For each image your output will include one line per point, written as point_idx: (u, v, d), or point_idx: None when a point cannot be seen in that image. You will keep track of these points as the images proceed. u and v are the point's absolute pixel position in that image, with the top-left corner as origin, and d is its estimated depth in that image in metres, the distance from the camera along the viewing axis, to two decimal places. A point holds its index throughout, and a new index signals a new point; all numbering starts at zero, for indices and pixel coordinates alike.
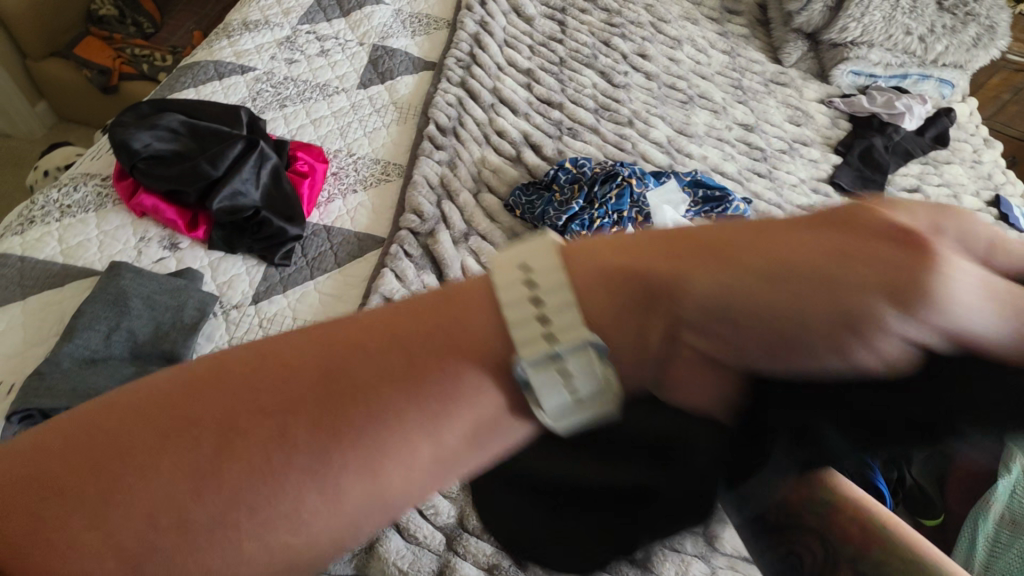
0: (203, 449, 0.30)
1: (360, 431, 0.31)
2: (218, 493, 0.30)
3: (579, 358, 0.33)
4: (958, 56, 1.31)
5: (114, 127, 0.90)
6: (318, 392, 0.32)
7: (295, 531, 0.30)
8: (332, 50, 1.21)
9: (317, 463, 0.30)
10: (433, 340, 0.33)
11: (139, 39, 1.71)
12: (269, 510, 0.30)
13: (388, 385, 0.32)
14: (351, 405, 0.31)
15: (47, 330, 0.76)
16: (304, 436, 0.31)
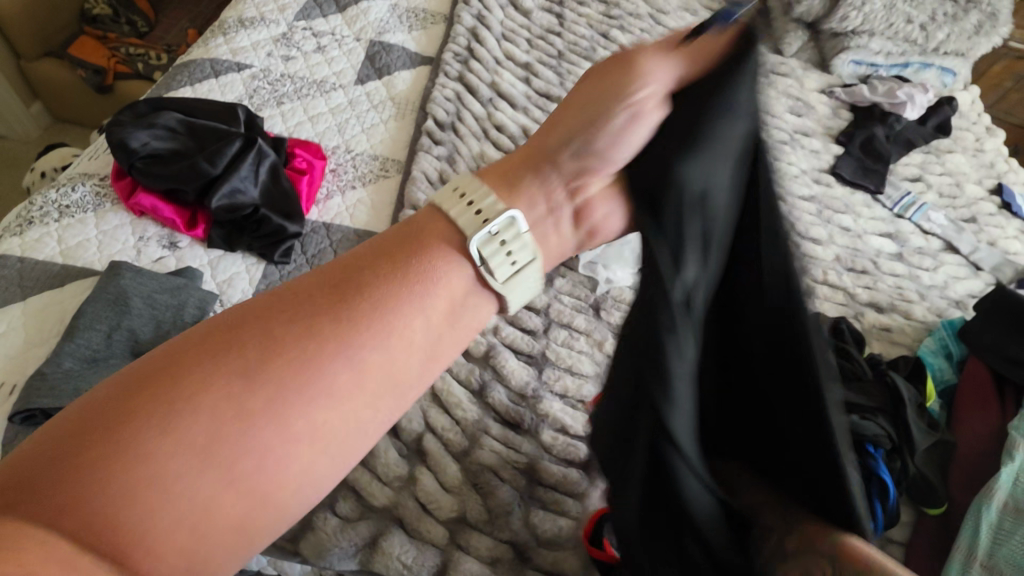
0: (231, 376, 0.43)
1: (361, 326, 0.47)
2: (261, 393, 0.43)
3: (522, 249, 0.55)
4: (959, 44, 1.30)
5: (111, 126, 0.89)
6: (301, 318, 0.46)
7: (331, 402, 0.45)
8: (328, 46, 1.21)
9: (334, 352, 0.46)
10: (395, 274, 0.50)
11: (133, 38, 1.70)
12: (308, 393, 0.44)
13: (368, 296, 0.48)
14: (337, 322, 0.47)
15: (48, 331, 0.75)
16: (318, 339, 0.46)
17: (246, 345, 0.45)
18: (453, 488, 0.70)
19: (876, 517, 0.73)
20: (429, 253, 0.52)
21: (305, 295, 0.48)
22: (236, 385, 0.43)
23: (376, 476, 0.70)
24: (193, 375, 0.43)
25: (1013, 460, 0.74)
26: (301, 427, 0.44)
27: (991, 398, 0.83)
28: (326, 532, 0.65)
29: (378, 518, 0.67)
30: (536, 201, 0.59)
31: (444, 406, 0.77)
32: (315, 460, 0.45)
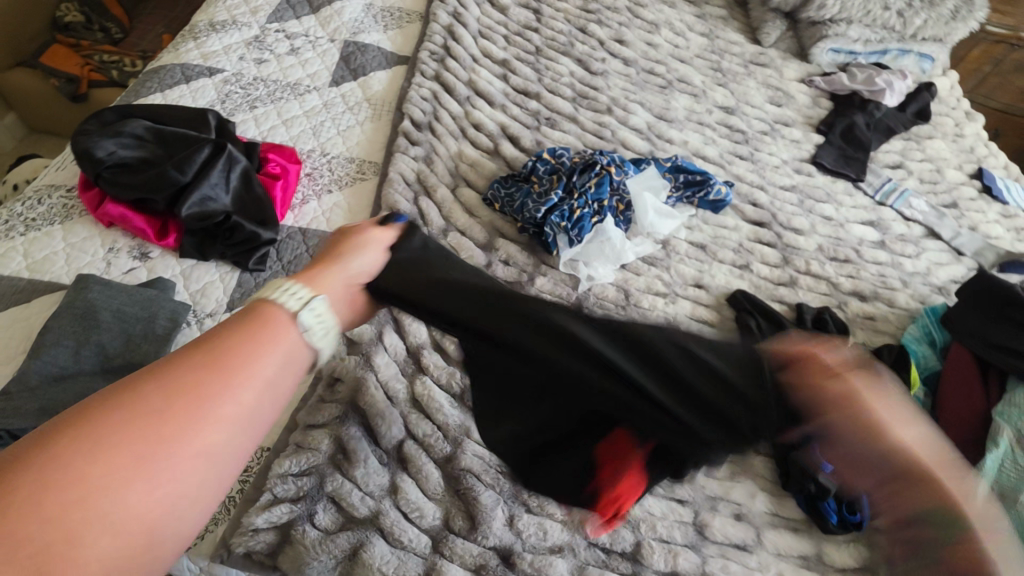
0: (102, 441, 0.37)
1: (226, 376, 0.43)
2: (124, 454, 0.37)
3: (320, 323, 0.50)
4: (937, 29, 1.29)
5: (76, 135, 0.87)
6: (167, 376, 0.41)
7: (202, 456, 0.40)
8: (302, 48, 1.19)
9: (204, 402, 0.41)
10: (247, 326, 0.47)
11: (107, 45, 1.68)
12: (177, 448, 0.39)
13: (230, 350, 0.45)
14: (204, 370, 0.43)
15: (15, 348, 0.73)
16: (184, 393, 0.41)
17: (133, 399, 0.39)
18: (435, 495, 0.69)
19: (862, 507, 0.73)
20: (268, 317, 0.48)
21: (177, 354, 0.44)
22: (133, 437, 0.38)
23: (356, 485, 0.68)
24: (83, 429, 0.37)
25: (998, 447, 0.74)
26: (194, 467, 0.39)
27: (975, 384, 0.83)
28: (305, 545, 0.64)
29: (358, 529, 0.66)
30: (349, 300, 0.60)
31: (425, 411, 0.75)
32: (186, 517, 0.39)
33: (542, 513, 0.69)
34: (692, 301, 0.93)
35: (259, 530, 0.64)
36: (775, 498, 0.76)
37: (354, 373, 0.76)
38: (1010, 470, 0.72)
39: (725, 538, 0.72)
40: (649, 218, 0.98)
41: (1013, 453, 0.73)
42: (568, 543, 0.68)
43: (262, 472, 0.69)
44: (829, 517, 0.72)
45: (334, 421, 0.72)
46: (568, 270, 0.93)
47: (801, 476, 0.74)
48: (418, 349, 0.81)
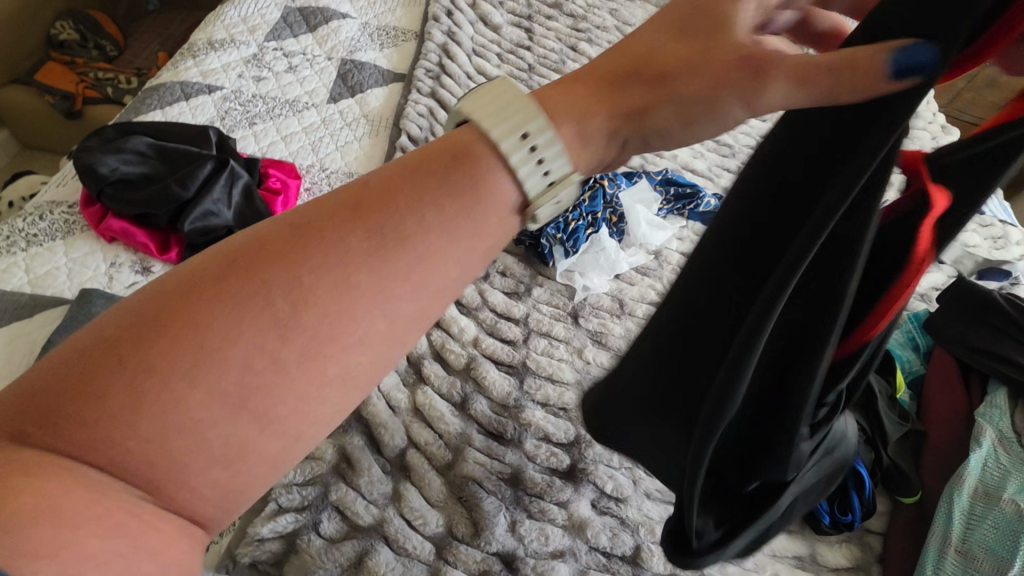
0: (269, 301, 0.37)
1: (403, 262, 0.39)
2: (291, 332, 0.37)
3: (557, 161, 0.42)
4: None
5: (78, 152, 0.89)
6: (350, 241, 0.39)
7: (361, 352, 0.40)
8: (300, 66, 1.21)
9: (370, 293, 0.39)
10: (440, 192, 0.40)
11: (103, 63, 1.70)
12: (342, 329, 0.39)
13: (416, 221, 0.40)
14: (385, 247, 0.39)
15: (20, 362, 0.74)
16: (357, 271, 0.39)
17: (293, 274, 0.38)
18: (438, 502, 0.70)
19: (852, 508, 0.75)
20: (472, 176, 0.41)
21: (380, 205, 0.40)
22: (273, 328, 0.37)
23: (360, 494, 0.69)
24: (262, 273, 0.38)
25: (980, 447, 0.77)
26: (337, 376, 0.39)
27: (957, 387, 0.87)
28: (310, 554, 0.65)
29: (362, 537, 0.67)
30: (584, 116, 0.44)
31: (427, 420, 0.77)
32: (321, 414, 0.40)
33: (543, 518, 0.71)
34: None
35: (265, 540, 0.65)
36: None
37: None
38: (993, 468, 0.74)
39: None
40: (642, 228, 0.99)
41: (995, 452, 0.76)
42: (569, 548, 0.69)
43: (267, 482, 0.69)
44: (821, 517, 0.74)
45: (338, 431, 0.73)
46: (564, 279, 0.95)
47: None
48: (419, 359, 0.82)
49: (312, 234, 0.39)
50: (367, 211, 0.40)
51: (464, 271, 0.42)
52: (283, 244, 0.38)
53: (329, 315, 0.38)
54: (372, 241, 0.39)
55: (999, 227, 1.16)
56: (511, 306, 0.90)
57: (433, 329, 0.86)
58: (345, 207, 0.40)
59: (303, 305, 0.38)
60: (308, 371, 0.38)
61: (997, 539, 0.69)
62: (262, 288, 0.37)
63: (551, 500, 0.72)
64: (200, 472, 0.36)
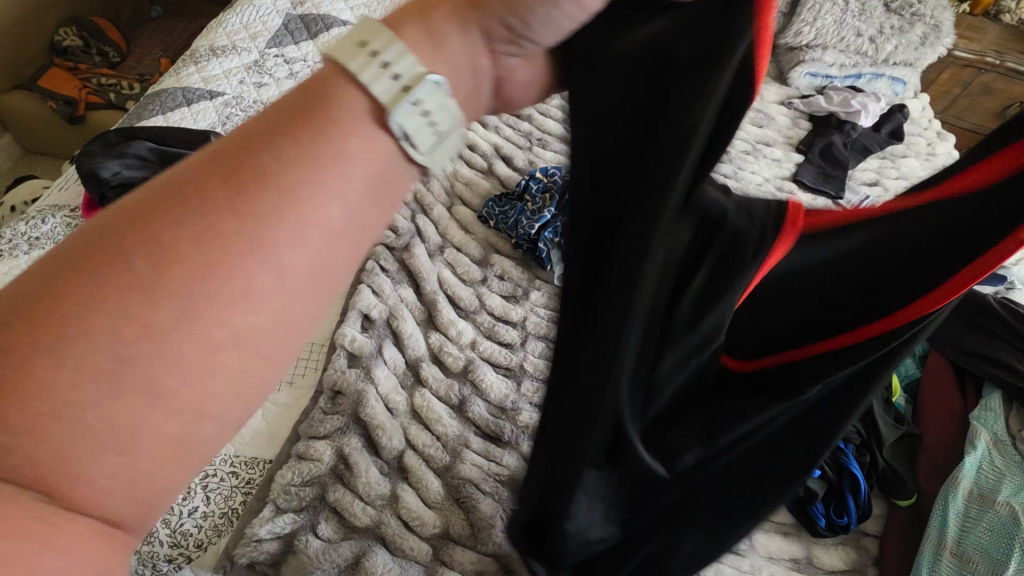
0: (128, 265, 0.25)
1: (265, 206, 0.26)
2: (155, 300, 0.25)
3: (445, 113, 0.30)
4: (907, 55, 1.36)
5: (81, 156, 0.89)
6: (201, 192, 0.26)
7: (247, 311, 0.26)
8: (301, 72, 1.22)
9: (226, 253, 0.26)
10: (300, 120, 0.28)
11: (105, 69, 1.71)
12: (218, 297, 0.25)
13: (277, 153, 0.27)
14: (249, 191, 0.26)
15: None
16: (221, 217, 0.26)
17: (136, 244, 0.25)
18: (435, 504, 0.71)
19: (848, 510, 0.75)
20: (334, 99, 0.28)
21: (224, 150, 0.28)
22: (132, 297, 0.25)
23: (357, 496, 0.69)
24: (76, 261, 0.25)
25: (975, 449, 0.77)
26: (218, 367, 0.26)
27: (952, 390, 0.87)
28: (308, 555, 0.65)
29: (360, 538, 0.67)
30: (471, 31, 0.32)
31: (424, 423, 0.77)
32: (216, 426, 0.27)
33: None
34: None
35: (262, 541, 0.65)
36: None
37: (353, 386, 0.77)
38: (987, 471, 0.75)
39: None
40: None
41: (989, 455, 0.77)
42: None
43: (265, 484, 0.70)
44: (817, 520, 0.75)
45: (336, 433, 0.73)
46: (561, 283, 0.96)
47: None
48: (417, 362, 0.83)
49: (156, 199, 0.26)
50: (214, 158, 0.27)
51: (360, 223, 0.29)
52: (147, 204, 0.26)
53: (208, 267, 0.26)
54: (233, 182, 0.27)
55: None
56: (509, 310, 0.91)
57: (431, 332, 0.86)
58: (204, 168, 0.27)
59: (169, 268, 0.25)
60: (197, 330, 0.25)
61: (991, 541, 0.69)
62: (114, 251, 0.25)
63: None
64: (108, 491, 0.25)
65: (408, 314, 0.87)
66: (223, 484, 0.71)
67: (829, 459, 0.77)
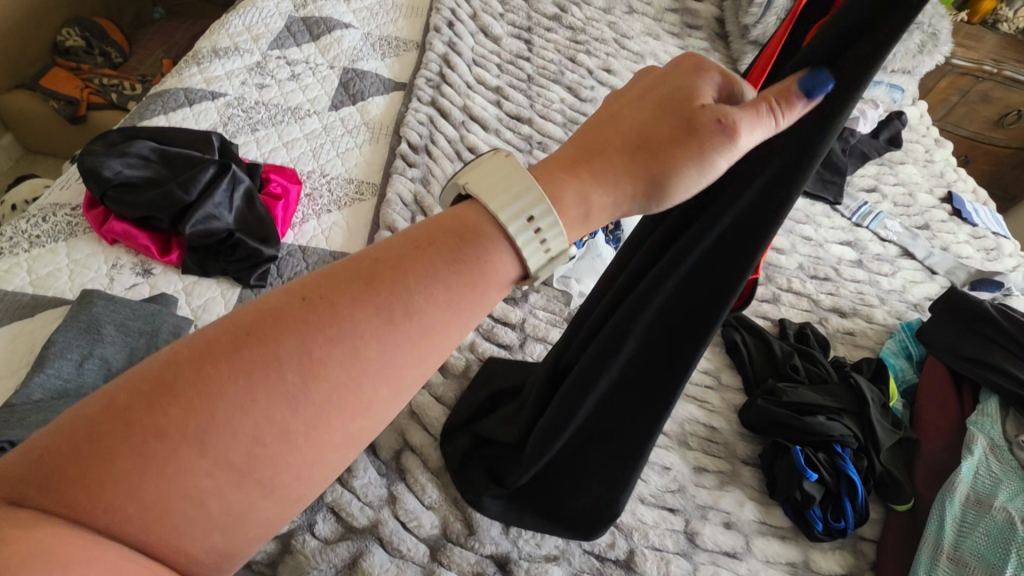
0: (279, 371, 0.31)
1: (404, 336, 0.34)
2: (297, 406, 0.32)
3: (557, 240, 0.38)
4: (905, 62, 1.37)
5: (83, 155, 0.90)
6: (355, 306, 0.33)
7: (361, 417, 0.34)
8: (303, 74, 1.23)
9: (370, 365, 0.34)
10: (445, 264, 0.36)
11: (107, 69, 1.72)
12: (343, 401, 0.33)
13: (422, 289, 0.35)
14: (394, 315, 0.34)
15: (19, 361, 0.74)
16: (363, 341, 0.33)
17: (312, 346, 0.32)
18: (433, 505, 0.71)
19: (846, 514, 0.75)
20: (482, 243, 0.37)
21: (382, 265, 0.35)
22: (293, 397, 0.32)
23: (355, 496, 0.69)
24: (245, 348, 0.31)
25: (972, 454, 0.77)
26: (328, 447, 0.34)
27: (949, 395, 0.87)
28: (305, 555, 0.65)
29: (357, 538, 0.67)
30: (621, 182, 0.40)
31: (424, 424, 0.77)
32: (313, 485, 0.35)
33: None
34: None
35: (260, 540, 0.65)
36: (763, 507, 0.79)
37: None
38: (984, 475, 0.75)
39: (716, 546, 0.74)
40: None
41: (986, 459, 0.77)
42: (563, 552, 0.69)
43: None
44: (814, 524, 0.75)
45: None
46: (560, 286, 0.96)
47: (787, 484, 0.76)
48: None
49: (312, 300, 0.33)
50: (364, 277, 0.34)
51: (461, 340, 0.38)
52: (281, 313, 0.33)
53: (310, 403, 0.32)
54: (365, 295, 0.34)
55: (992, 239, 1.18)
56: (507, 312, 0.91)
57: None
58: (329, 287, 0.34)
59: (305, 375, 0.32)
60: (315, 441, 0.33)
61: (988, 546, 0.69)
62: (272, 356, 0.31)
63: None
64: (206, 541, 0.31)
65: None
66: None
67: (826, 463, 0.77)
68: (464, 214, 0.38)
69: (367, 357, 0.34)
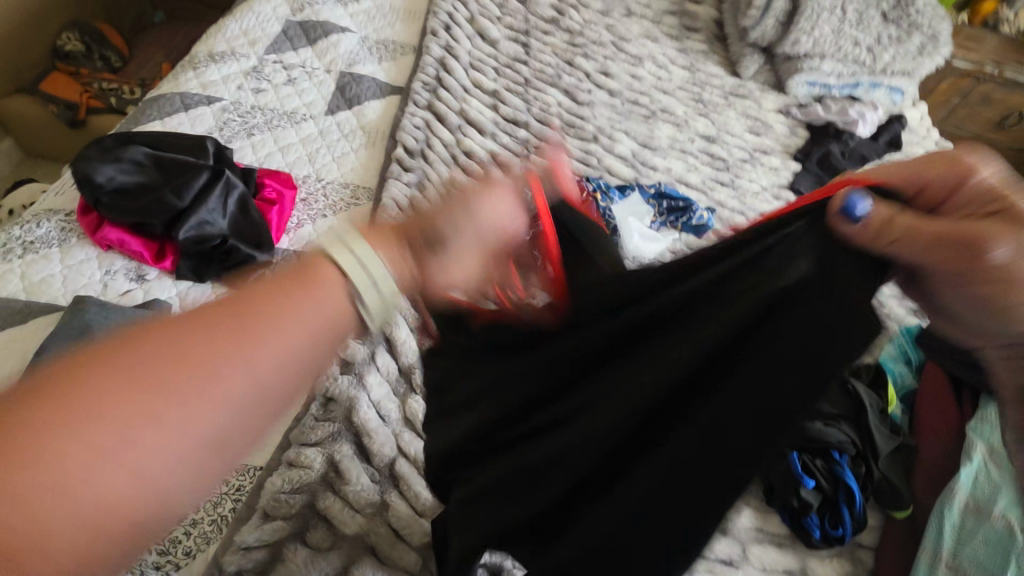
0: (128, 364, 0.33)
1: (255, 321, 0.37)
2: (148, 390, 0.32)
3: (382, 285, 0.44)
4: (904, 64, 1.36)
5: (76, 161, 0.89)
6: (208, 320, 0.36)
7: (214, 413, 0.34)
8: (299, 78, 1.23)
9: (228, 352, 0.35)
10: (283, 296, 0.39)
11: (107, 74, 1.73)
12: (201, 390, 0.34)
13: (269, 305, 0.38)
14: (248, 318, 0.37)
15: (11, 369, 0.74)
16: (216, 336, 0.35)
17: (171, 342, 0.34)
18: (426, 513, 0.70)
19: (843, 522, 0.74)
20: (318, 281, 0.41)
21: (235, 296, 0.38)
22: (134, 386, 0.32)
23: (348, 504, 0.69)
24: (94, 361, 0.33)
25: (971, 461, 0.76)
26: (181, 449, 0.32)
27: (948, 401, 0.86)
28: (296, 564, 0.64)
29: (349, 546, 0.67)
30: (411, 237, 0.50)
31: (417, 430, 0.77)
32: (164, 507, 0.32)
33: None
34: None
35: (251, 548, 0.65)
36: (760, 514, 0.78)
37: (346, 393, 0.77)
38: (983, 483, 0.74)
39: (712, 553, 0.74)
40: (635, 240, 1.00)
41: (986, 466, 0.76)
42: None
43: (255, 491, 0.69)
44: (811, 531, 0.74)
45: (328, 439, 0.73)
46: None
47: (783, 490, 0.76)
48: (410, 369, 0.82)
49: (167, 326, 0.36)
50: (221, 305, 0.38)
51: (313, 358, 0.39)
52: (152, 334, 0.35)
53: (174, 382, 0.33)
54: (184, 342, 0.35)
55: None
56: None
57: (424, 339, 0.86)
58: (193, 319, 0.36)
59: (164, 364, 0.33)
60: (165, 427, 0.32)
61: (987, 555, 0.69)
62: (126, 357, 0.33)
63: None
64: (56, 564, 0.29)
65: (401, 320, 0.86)
66: (213, 491, 0.69)
67: (823, 470, 0.77)
68: (314, 267, 0.43)
69: (221, 360, 0.35)
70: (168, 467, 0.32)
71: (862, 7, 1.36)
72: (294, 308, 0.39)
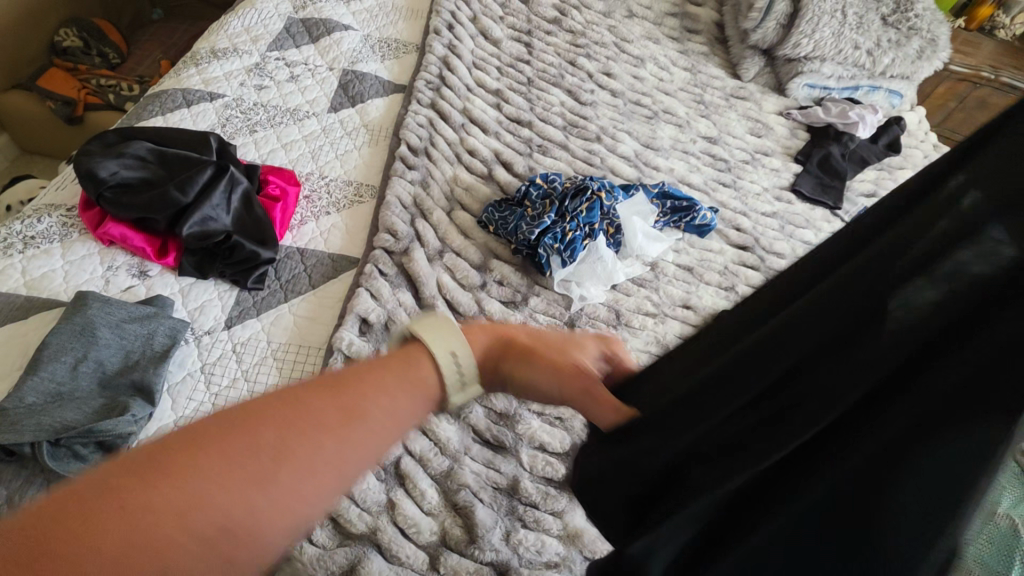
0: (241, 448, 0.29)
1: (357, 406, 0.32)
2: (239, 456, 0.29)
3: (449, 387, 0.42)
4: (904, 68, 1.37)
5: (79, 156, 0.88)
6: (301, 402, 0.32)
7: (301, 500, 0.29)
8: (301, 76, 1.22)
9: (318, 440, 0.30)
10: (399, 373, 0.36)
11: (105, 70, 1.72)
12: (293, 466, 0.29)
13: (368, 396, 0.33)
14: (342, 410, 0.32)
15: (12, 365, 0.73)
16: (315, 414, 0.31)
17: (250, 437, 0.29)
18: (432, 510, 0.70)
19: None
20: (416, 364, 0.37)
21: (325, 373, 0.34)
22: (200, 481, 0.27)
23: (354, 502, 0.68)
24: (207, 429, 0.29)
25: None
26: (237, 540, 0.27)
27: None
28: (302, 562, 0.63)
29: (355, 544, 0.66)
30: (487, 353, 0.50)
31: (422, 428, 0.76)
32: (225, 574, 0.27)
33: (538, 528, 0.70)
34: (680, 321, 0.97)
35: None
36: None
37: None
38: None
39: None
40: (638, 239, 1.00)
41: None
42: (566, 558, 0.68)
43: None
44: None
45: None
46: (560, 289, 0.95)
47: None
48: None
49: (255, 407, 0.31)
50: (317, 385, 0.33)
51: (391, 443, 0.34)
52: (238, 419, 0.30)
53: (270, 462, 0.29)
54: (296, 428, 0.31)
55: None
56: (508, 316, 0.91)
57: None
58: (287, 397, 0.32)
59: (238, 449, 0.29)
60: (240, 512, 0.28)
61: (993, 554, 0.68)
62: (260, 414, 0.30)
63: (546, 510, 0.72)
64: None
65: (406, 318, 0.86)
66: None
67: None
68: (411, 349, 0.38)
69: (327, 448, 0.30)
70: (260, 539, 0.28)
71: (862, 11, 1.36)
72: (396, 392, 0.35)
